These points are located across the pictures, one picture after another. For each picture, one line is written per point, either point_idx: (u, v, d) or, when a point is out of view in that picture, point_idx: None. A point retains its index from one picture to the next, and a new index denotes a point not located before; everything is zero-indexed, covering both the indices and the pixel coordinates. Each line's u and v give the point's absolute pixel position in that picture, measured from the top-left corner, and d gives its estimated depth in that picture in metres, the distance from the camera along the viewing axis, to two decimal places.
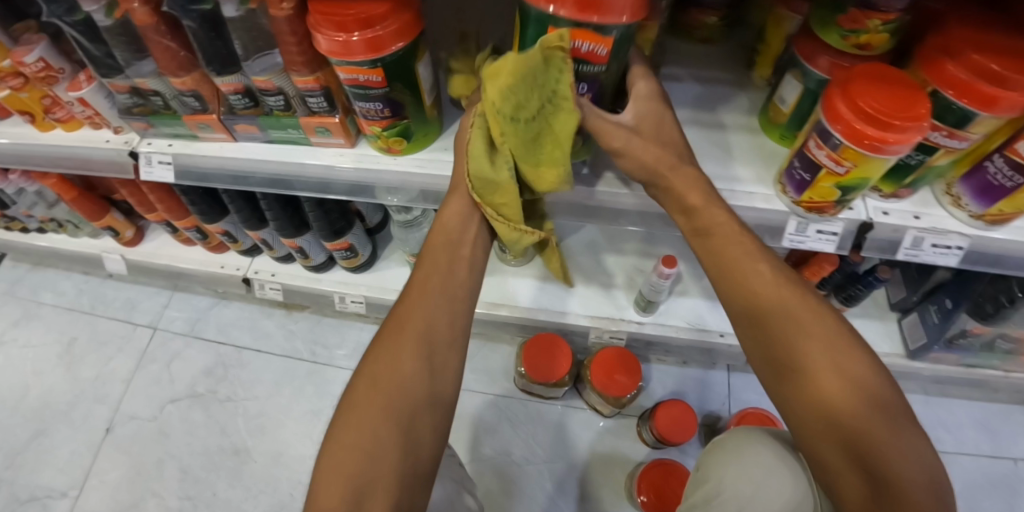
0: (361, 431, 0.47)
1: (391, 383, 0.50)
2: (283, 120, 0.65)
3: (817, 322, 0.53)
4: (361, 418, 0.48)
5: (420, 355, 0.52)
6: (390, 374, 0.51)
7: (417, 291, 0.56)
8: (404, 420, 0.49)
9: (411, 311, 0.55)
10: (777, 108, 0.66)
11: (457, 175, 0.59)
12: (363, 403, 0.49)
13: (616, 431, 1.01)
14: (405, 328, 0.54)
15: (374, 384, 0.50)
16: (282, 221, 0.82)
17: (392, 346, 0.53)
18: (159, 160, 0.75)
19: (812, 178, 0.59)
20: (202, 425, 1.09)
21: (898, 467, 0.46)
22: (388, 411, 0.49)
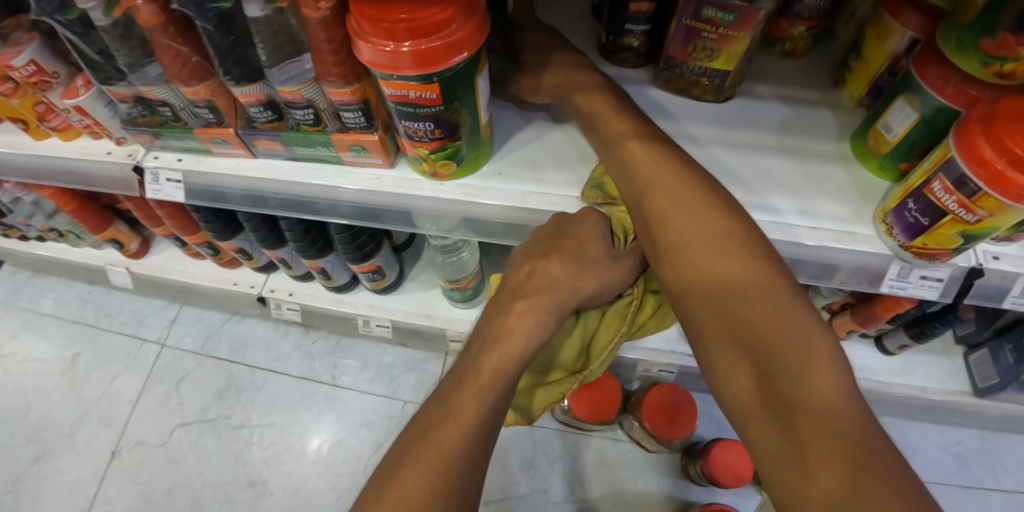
0: (418, 483, 0.41)
1: (455, 436, 0.44)
2: (311, 136, 0.56)
3: (724, 233, 0.46)
4: (418, 467, 0.42)
5: (489, 410, 0.46)
6: (451, 420, 0.45)
7: (493, 337, 0.49)
8: (464, 480, 0.43)
9: (486, 358, 0.48)
10: (879, 136, 0.57)
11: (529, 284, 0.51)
12: (422, 448, 0.44)
13: (659, 471, 0.92)
14: (478, 375, 0.47)
15: (438, 429, 0.45)
16: (304, 243, 0.74)
17: (461, 392, 0.47)
18: (167, 177, 0.66)
19: (930, 224, 0.49)
20: (214, 453, 1.01)
21: (812, 395, 0.38)
22: (450, 466, 0.43)
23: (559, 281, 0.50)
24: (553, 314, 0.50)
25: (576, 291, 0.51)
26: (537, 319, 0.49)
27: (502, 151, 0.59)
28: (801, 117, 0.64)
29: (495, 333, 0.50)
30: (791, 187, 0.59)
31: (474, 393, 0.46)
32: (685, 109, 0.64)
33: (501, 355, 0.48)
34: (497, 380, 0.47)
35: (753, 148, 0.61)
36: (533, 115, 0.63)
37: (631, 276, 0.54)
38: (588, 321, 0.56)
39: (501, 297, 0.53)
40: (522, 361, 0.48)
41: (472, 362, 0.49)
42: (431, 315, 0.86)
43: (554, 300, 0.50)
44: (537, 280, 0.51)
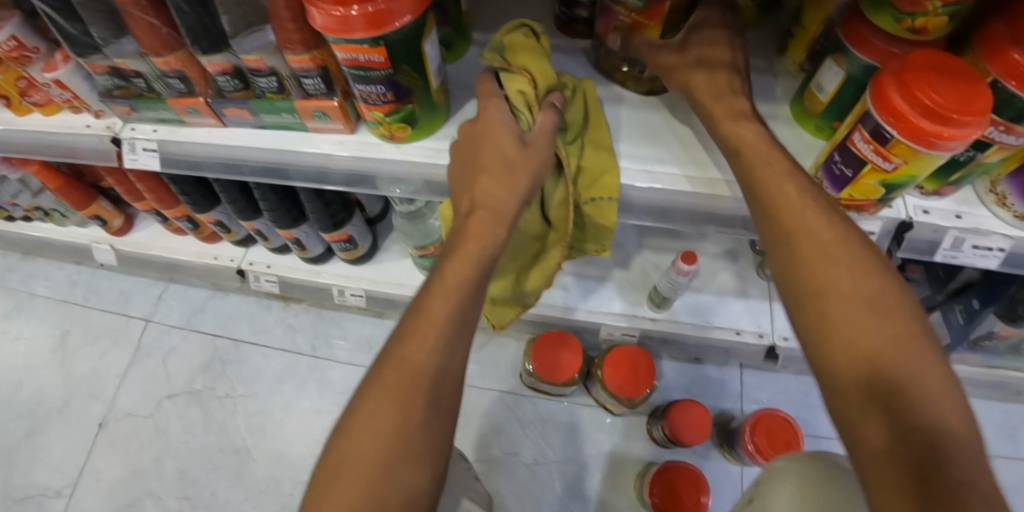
0: (385, 479, 0.39)
1: (408, 381, 0.42)
2: (276, 104, 0.59)
3: (841, 231, 0.43)
4: (369, 462, 0.39)
5: (439, 366, 0.44)
6: (405, 368, 0.43)
7: (444, 288, 0.47)
8: (424, 462, 0.41)
9: (431, 318, 0.45)
10: (814, 98, 0.61)
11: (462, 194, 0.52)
12: (367, 436, 0.41)
13: (626, 433, 0.96)
14: (420, 342, 0.44)
15: (375, 409, 0.42)
16: (279, 212, 0.77)
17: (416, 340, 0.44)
18: (144, 146, 0.69)
19: (853, 175, 0.54)
20: (200, 423, 1.04)
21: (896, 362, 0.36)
22: (407, 413, 0.41)
23: (501, 202, 0.50)
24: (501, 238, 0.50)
25: (507, 206, 0.50)
26: (481, 243, 0.49)
27: (458, 116, 0.62)
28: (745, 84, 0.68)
29: (446, 282, 0.47)
30: None
31: (413, 371, 0.43)
32: None
33: (445, 310, 0.46)
34: (439, 348, 0.44)
35: None
36: None
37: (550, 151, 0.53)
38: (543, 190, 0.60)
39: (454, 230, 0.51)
40: (468, 302, 0.47)
41: (411, 327, 0.45)
42: (404, 283, 0.89)
43: (501, 217, 0.50)
44: (484, 203, 0.50)
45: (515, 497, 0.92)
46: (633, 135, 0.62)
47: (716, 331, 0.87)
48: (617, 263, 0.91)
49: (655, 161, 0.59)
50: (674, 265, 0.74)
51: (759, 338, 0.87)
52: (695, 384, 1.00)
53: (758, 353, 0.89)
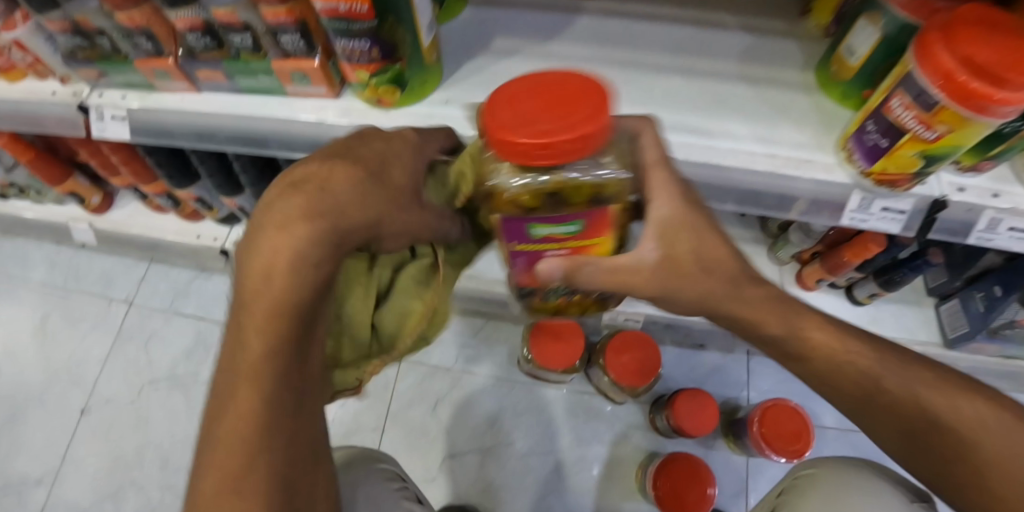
0: (239, 497, 0.36)
1: (237, 432, 0.36)
2: (252, 64, 0.53)
3: (936, 377, 0.43)
4: (223, 483, 0.36)
5: (274, 410, 0.36)
6: (234, 416, 0.36)
7: (257, 276, 0.34)
8: (292, 465, 0.39)
9: (247, 324, 0.35)
10: (842, 62, 0.56)
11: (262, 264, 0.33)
12: (221, 457, 0.36)
13: (627, 423, 0.92)
14: (239, 392, 0.36)
15: (226, 423, 0.37)
16: (260, 187, 0.72)
17: (235, 383, 0.36)
18: (112, 114, 0.64)
19: (890, 145, 0.48)
20: (184, 409, 1.01)
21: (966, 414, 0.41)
22: (246, 465, 0.36)
23: (333, 194, 0.33)
24: (330, 243, 0.33)
25: (352, 217, 0.34)
26: (301, 236, 0.32)
27: (450, 81, 0.57)
28: (764, 49, 0.62)
29: (253, 268, 0.34)
30: (751, 117, 0.57)
31: (251, 379, 0.36)
32: (644, 41, 0.62)
33: (270, 308, 0.34)
34: (276, 353, 0.35)
35: (716, 77, 0.59)
36: (488, 42, 0.60)
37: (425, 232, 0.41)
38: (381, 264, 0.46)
39: (252, 220, 0.35)
40: (311, 298, 0.35)
41: (240, 332, 0.36)
42: None
43: (314, 232, 0.32)
44: (292, 204, 0.33)
45: (510, 489, 0.89)
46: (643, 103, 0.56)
47: None
48: None
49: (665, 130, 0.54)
50: None
51: None
52: (700, 372, 0.96)
53: None
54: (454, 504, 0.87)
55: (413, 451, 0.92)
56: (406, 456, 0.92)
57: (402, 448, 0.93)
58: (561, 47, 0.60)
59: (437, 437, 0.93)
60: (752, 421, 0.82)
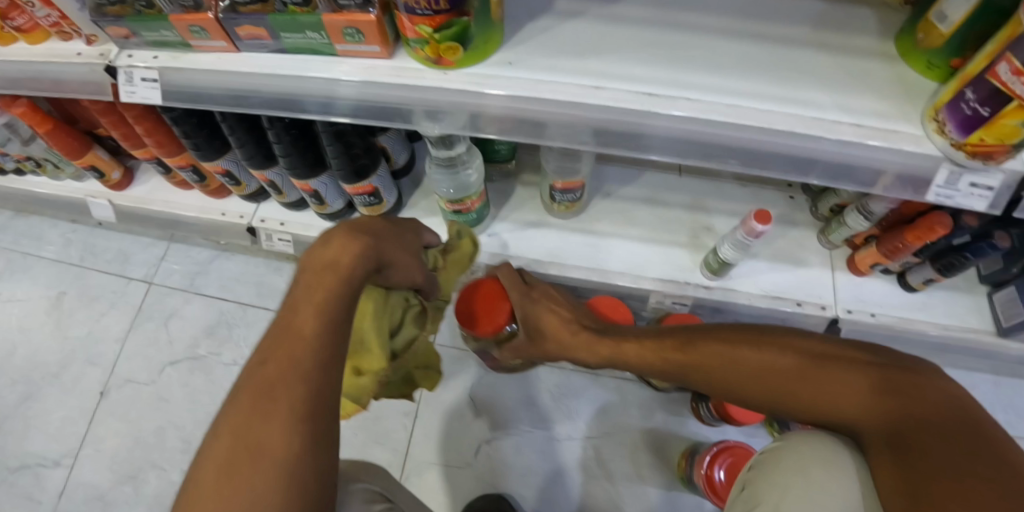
0: (269, 436, 0.36)
1: (282, 368, 0.39)
2: (300, 18, 0.49)
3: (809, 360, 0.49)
4: (251, 422, 0.37)
5: (319, 355, 0.40)
6: (285, 354, 0.40)
7: (316, 268, 0.45)
8: (316, 420, 0.38)
9: (311, 295, 0.43)
10: (932, 30, 0.51)
11: (310, 273, 0.45)
12: (263, 391, 0.38)
13: (666, 410, 0.89)
14: (295, 334, 0.41)
15: (269, 365, 0.39)
16: (294, 157, 0.68)
17: (292, 330, 0.41)
18: (143, 77, 0.60)
19: (991, 114, 0.43)
20: (206, 391, 0.98)
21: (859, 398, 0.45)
22: (290, 400, 0.38)
23: (375, 230, 0.52)
24: (371, 255, 0.48)
25: (389, 249, 0.52)
26: (358, 248, 0.47)
27: (512, 41, 0.53)
28: (839, 15, 0.58)
29: (319, 261, 0.46)
30: (833, 84, 0.53)
31: (298, 337, 0.41)
32: (713, 3, 0.58)
33: (324, 288, 0.44)
34: (323, 316, 0.42)
35: (791, 43, 0.55)
36: (549, 2, 0.56)
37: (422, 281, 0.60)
38: (391, 301, 0.58)
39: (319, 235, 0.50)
40: (352, 285, 0.45)
41: (290, 304, 0.43)
42: None
43: (368, 244, 0.48)
44: (347, 228, 0.49)
45: (546, 476, 0.86)
46: (718, 69, 0.52)
47: (775, 300, 0.79)
48: (664, 226, 0.82)
49: (744, 97, 0.50)
50: (744, 224, 0.65)
51: (822, 309, 0.79)
52: None
53: (817, 325, 0.81)
54: (490, 491, 0.84)
55: (445, 436, 0.89)
56: (438, 441, 0.89)
57: (433, 432, 0.90)
58: (625, 8, 0.56)
59: (469, 423, 0.90)
60: None
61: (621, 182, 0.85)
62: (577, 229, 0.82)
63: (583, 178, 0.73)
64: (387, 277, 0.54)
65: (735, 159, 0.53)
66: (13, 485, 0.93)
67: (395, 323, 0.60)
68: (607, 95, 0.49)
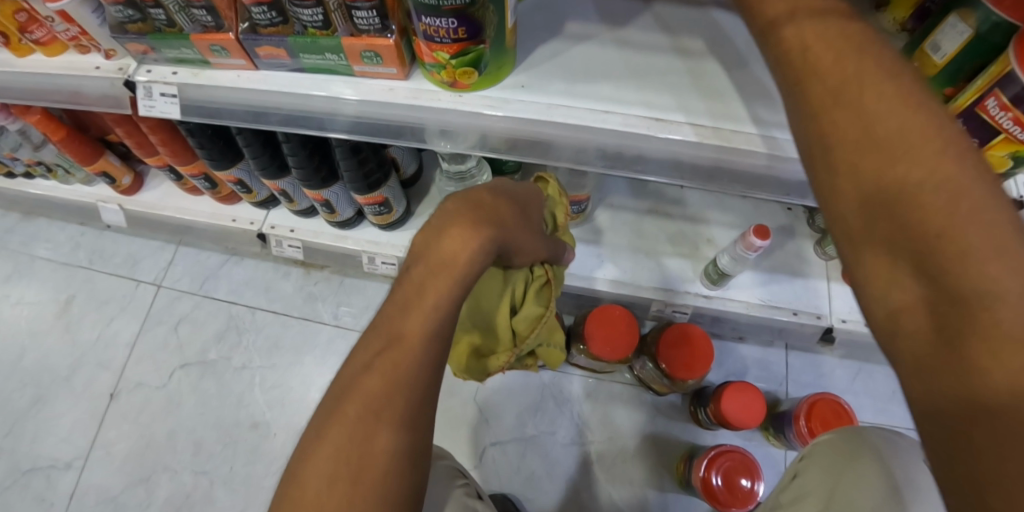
0: (370, 453, 0.39)
1: (383, 379, 0.41)
2: (320, 41, 0.51)
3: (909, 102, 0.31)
4: (353, 434, 0.40)
5: (420, 370, 0.42)
6: (388, 363, 0.41)
7: (433, 266, 0.45)
8: (411, 437, 0.41)
9: (422, 298, 0.44)
10: (925, 59, 0.53)
11: (436, 257, 0.46)
12: (366, 403, 0.41)
13: (667, 415, 0.92)
14: (400, 344, 0.42)
15: (371, 374, 0.42)
16: (307, 171, 0.70)
17: (397, 340, 0.42)
18: (161, 92, 0.61)
19: (980, 144, 0.47)
20: (215, 395, 1.00)
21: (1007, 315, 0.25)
22: (394, 412, 0.40)
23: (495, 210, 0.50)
24: (491, 248, 0.47)
25: (517, 235, 0.52)
26: (477, 245, 0.46)
27: (523, 65, 0.55)
28: None
29: (437, 258, 0.46)
30: None
31: (405, 347, 0.42)
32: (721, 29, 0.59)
33: (435, 298, 0.44)
34: (428, 327, 0.43)
35: None
36: (560, 26, 0.58)
37: (544, 252, 0.59)
38: (512, 280, 0.59)
39: (436, 221, 0.49)
40: (463, 291, 0.45)
41: (400, 307, 0.44)
42: None
43: (489, 238, 0.47)
44: (470, 219, 0.48)
45: (550, 478, 0.89)
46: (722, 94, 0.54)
47: (772, 311, 0.81)
48: (667, 236, 0.85)
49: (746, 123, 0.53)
50: (744, 240, 0.68)
51: (816, 320, 0.81)
52: (741, 365, 0.95)
53: (812, 334, 0.84)
54: (497, 493, 0.87)
55: (452, 439, 0.92)
56: (444, 445, 0.91)
57: (439, 435, 0.92)
58: (634, 33, 0.58)
59: (475, 426, 0.92)
60: (797, 416, 0.81)
61: (625, 193, 0.87)
62: (582, 239, 0.85)
63: (588, 192, 0.76)
64: (510, 258, 0.55)
65: (738, 183, 0.55)
66: (26, 487, 0.96)
67: (517, 301, 0.60)
68: (618, 120, 0.51)
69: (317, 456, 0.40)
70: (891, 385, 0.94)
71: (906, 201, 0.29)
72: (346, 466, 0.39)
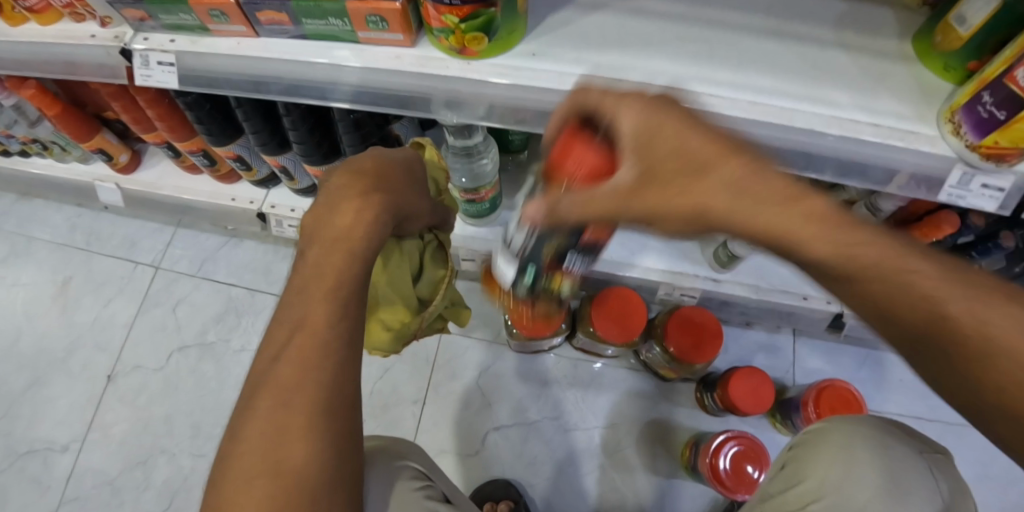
0: (287, 446, 0.35)
1: (292, 368, 0.38)
2: (323, 5, 0.49)
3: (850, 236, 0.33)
4: (268, 432, 0.36)
5: (330, 349, 0.38)
6: (296, 349, 0.38)
7: (325, 244, 0.42)
8: (333, 423, 0.37)
9: (321, 277, 0.41)
10: (951, 31, 0.51)
11: (322, 240, 0.42)
12: (277, 398, 0.37)
13: (673, 401, 0.91)
14: (306, 328, 0.39)
15: (279, 366, 0.38)
16: (308, 145, 0.68)
17: (302, 325, 0.39)
18: (159, 60, 0.59)
19: (1006, 117, 0.44)
20: (214, 377, 0.98)
21: (1005, 325, 0.33)
22: (305, 400, 0.37)
23: (385, 182, 0.45)
24: (389, 216, 0.44)
25: (410, 203, 0.48)
26: (372, 216, 0.43)
27: (534, 33, 0.53)
28: (861, 14, 0.59)
29: (329, 234, 0.42)
30: (852, 84, 0.54)
31: (311, 331, 0.39)
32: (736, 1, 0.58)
33: (336, 273, 0.41)
34: (334, 304, 0.40)
35: (814, 40, 0.56)
36: None
37: (435, 217, 0.56)
38: (407, 247, 0.53)
39: (324, 200, 0.45)
40: (365, 265, 0.42)
41: (299, 293, 0.41)
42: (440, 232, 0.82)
43: (383, 207, 0.44)
44: (357, 188, 0.44)
45: (554, 463, 0.88)
46: (738, 65, 0.53)
47: (782, 295, 0.80)
48: None
49: (762, 94, 0.51)
50: None
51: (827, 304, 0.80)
52: (747, 350, 0.93)
53: (822, 319, 0.83)
54: (500, 478, 0.86)
55: (455, 423, 0.90)
56: (446, 428, 0.90)
57: (442, 418, 0.91)
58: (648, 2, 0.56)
59: (478, 410, 0.91)
60: (804, 402, 0.79)
61: None
62: None
63: None
64: (406, 227, 0.51)
65: (755, 156, 0.53)
66: (22, 469, 0.94)
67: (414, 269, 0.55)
68: (633, 89, 0.50)
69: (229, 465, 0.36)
70: (900, 373, 0.93)
71: (885, 297, 0.34)
72: (261, 463, 0.35)
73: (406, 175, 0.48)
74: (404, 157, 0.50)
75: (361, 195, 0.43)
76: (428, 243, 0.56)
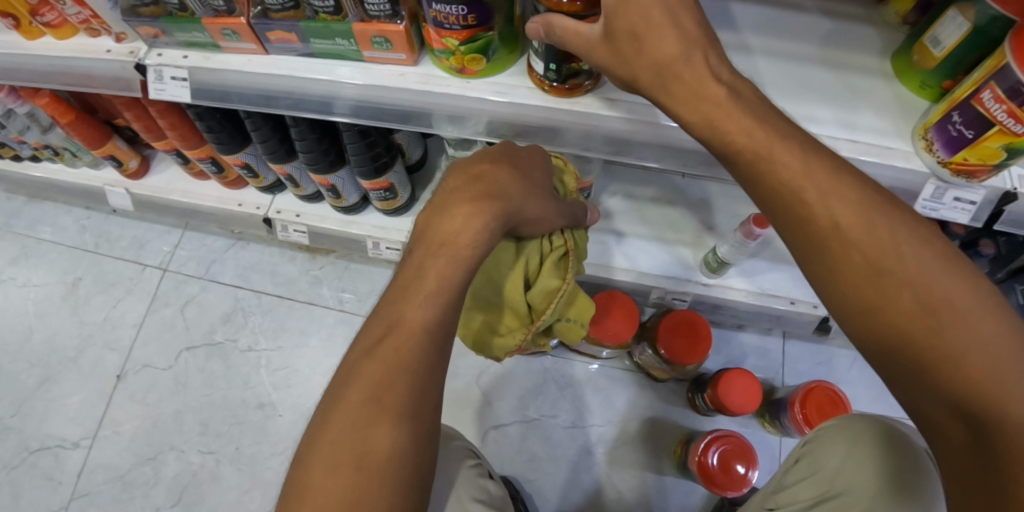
0: (375, 440, 0.38)
1: (382, 368, 0.40)
2: (331, 26, 0.52)
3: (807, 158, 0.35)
4: (357, 425, 0.39)
5: (421, 353, 0.41)
6: (390, 350, 0.41)
7: (434, 246, 0.45)
8: (416, 423, 0.40)
9: (426, 277, 0.43)
10: (926, 51, 0.53)
11: (428, 238, 0.45)
12: (366, 394, 0.40)
13: (666, 400, 0.94)
14: (403, 330, 0.41)
15: (370, 365, 0.41)
16: (316, 154, 0.71)
17: (396, 330, 0.41)
18: (172, 75, 0.62)
19: (975, 136, 0.47)
20: (222, 375, 1.01)
21: (970, 319, 0.31)
22: (395, 399, 0.39)
23: (501, 186, 0.48)
24: (496, 224, 0.46)
25: (524, 208, 0.49)
26: (479, 223, 0.45)
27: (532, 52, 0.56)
28: (844, 33, 0.61)
29: (438, 234, 0.45)
30: (832, 102, 0.57)
31: (406, 333, 0.41)
32: (723, 21, 0.61)
33: (438, 277, 0.43)
34: (433, 308, 0.42)
35: (797, 60, 0.59)
36: None
37: (560, 219, 0.56)
38: (526, 251, 0.56)
39: (434, 201, 0.48)
40: (468, 270, 0.44)
41: (399, 294, 0.43)
42: None
43: (494, 214, 0.46)
44: (470, 192, 0.46)
45: (550, 460, 0.91)
46: None
47: (770, 299, 0.83)
48: (668, 224, 0.86)
49: None
50: (743, 227, 0.70)
51: (812, 308, 0.82)
52: (740, 351, 0.96)
53: (810, 322, 0.86)
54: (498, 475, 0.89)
55: (455, 421, 0.94)
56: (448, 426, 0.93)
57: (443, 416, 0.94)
58: None
59: (478, 408, 0.94)
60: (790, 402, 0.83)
61: (628, 180, 0.89)
62: None
63: (592, 179, 0.77)
64: (523, 229, 0.53)
65: None
66: (36, 465, 0.97)
67: (530, 274, 0.57)
68: (622, 108, 0.53)
69: (323, 452, 0.38)
70: None
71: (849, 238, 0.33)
72: (348, 458, 0.38)
73: (521, 180, 0.50)
74: (517, 152, 0.53)
75: (469, 197, 0.46)
76: (548, 254, 0.57)
